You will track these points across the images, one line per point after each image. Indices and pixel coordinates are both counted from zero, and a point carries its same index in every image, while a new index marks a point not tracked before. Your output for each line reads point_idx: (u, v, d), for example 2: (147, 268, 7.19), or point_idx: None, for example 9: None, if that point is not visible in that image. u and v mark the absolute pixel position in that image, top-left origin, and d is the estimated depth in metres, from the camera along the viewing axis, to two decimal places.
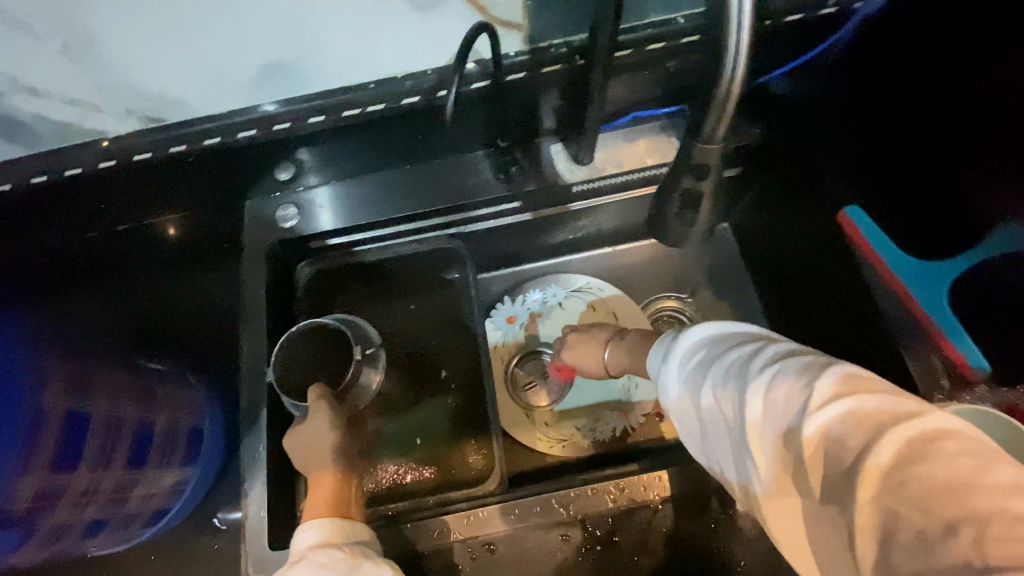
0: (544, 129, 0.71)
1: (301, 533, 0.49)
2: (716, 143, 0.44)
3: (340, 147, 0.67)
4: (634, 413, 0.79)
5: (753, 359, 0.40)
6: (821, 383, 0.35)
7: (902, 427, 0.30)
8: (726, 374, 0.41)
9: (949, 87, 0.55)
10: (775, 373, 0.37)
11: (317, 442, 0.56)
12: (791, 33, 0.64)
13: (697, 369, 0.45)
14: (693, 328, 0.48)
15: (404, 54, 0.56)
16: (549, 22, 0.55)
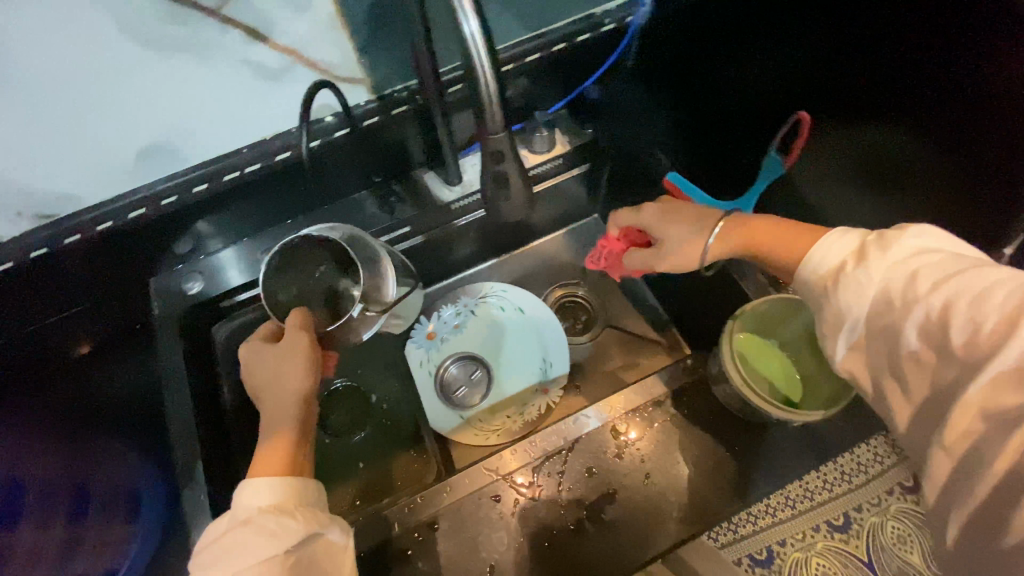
0: (417, 162, 0.82)
1: (251, 489, 0.51)
2: None
3: (235, 213, 0.75)
4: (553, 389, 0.88)
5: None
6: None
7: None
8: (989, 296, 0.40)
9: (926, 88, 0.48)
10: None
11: (279, 373, 0.58)
12: (591, 48, 0.80)
13: (936, 273, 0.43)
14: (913, 240, 0.46)
15: (269, 118, 0.65)
16: (384, 69, 0.66)
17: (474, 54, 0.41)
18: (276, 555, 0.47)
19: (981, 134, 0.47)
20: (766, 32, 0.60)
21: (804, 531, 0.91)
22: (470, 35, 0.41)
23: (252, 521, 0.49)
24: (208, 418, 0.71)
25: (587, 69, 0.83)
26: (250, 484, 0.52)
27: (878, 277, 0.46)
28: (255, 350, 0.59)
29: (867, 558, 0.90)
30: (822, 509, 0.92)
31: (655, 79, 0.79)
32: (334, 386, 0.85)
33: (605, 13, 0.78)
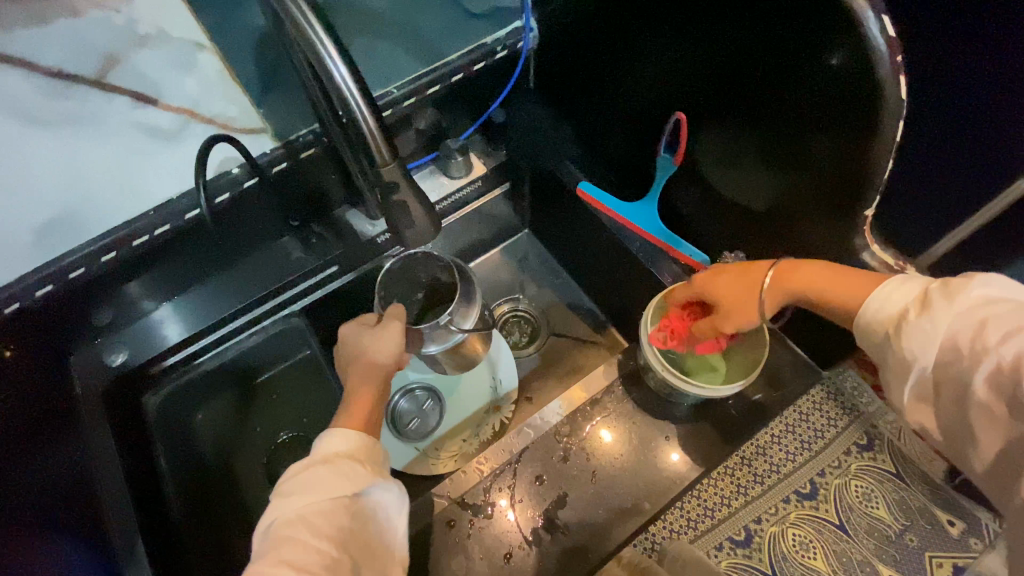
0: (338, 202, 0.83)
1: (328, 437, 0.58)
2: (391, 165, 0.53)
3: (160, 275, 0.73)
4: (505, 405, 0.88)
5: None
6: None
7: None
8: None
9: (798, 68, 0.52)
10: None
11: (365, 351, 0.63)
12: (490, 76, 0.81)
13: (1004, 323, 0.47)
14: (978, 283, 0.49)
15: (169, 177, 0.63)
16: (283, 115, 0.68)
17: (345, 92, 0.50)
18: (344, 496, 0.54)
19: (843, 131, 0.52)
20: (652, 39, 0.65)
21: (775, 503, 0.75)
22: (340, 75, 0.50)
23: (333, 461, 0.56)
24: (145, 496, 0.70)
25: (490, 95, 0.85)
26: (333, 432, 0.58)
27: (945, 330, 0.50)
28: (353, 330, 0.66)
29: (851, 527, 0.74)
30: (788, 478, 0.76)
31: (566, 93, 0.83)
32: (281, 438, 0.83)
33: (496, 40, 0.78)
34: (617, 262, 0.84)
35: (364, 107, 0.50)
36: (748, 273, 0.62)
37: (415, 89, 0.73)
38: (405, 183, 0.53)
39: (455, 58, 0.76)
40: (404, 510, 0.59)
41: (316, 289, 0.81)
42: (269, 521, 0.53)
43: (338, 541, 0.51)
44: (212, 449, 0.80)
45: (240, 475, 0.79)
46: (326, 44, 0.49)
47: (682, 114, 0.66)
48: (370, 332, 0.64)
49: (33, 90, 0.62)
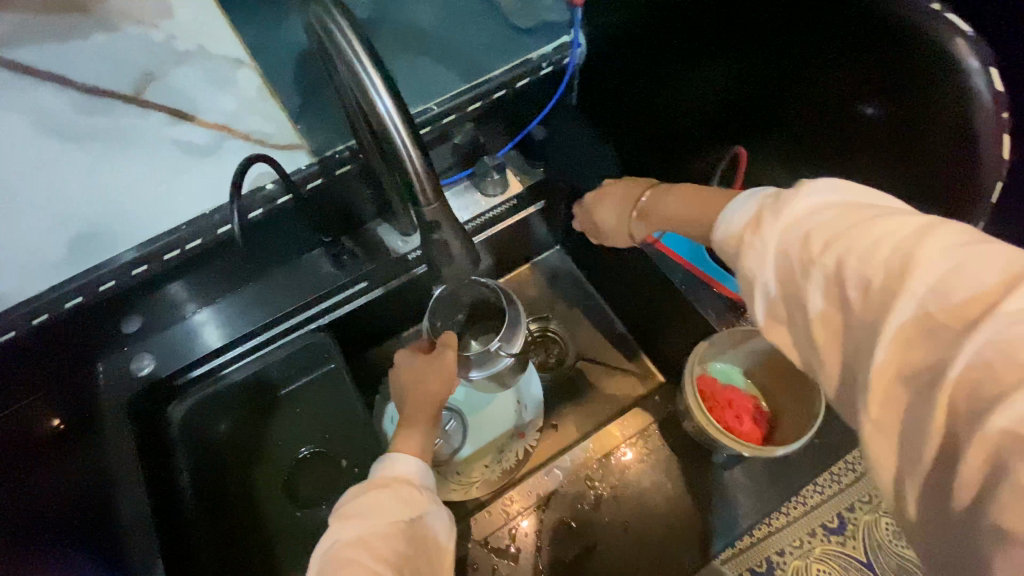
0: (369, 216, 0.81)
1: (383, 463, 0.58)
2: (433, 202, 0.49)
3: (201, 280, 0.72)
4: (529, 432, 0.85)
5: (926, 236, 0.35)
6: (993, 284, 0.32)
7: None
8: (870, 252, 0.37)
9: (877, 94, 0.49)
10: (961, 258, 0.33)
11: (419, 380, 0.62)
12: (530, 93, 0.78)
13: (832, 229, 0.40)
14: (820, 186, 0.43)
15: (202, 192, 0.61)
16: (320, 132, 0.66)
17: (389, 126, 0.48)
18: (401, 519, 0.52)
19: (914, 162, 0.50)
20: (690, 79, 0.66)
21: (801, 537, 0.85)
22: (384, 108, 0.48)
23: (392, 484, 0.55)
24: (165, 516, 0.69)
25: (530, 110, 0.81)
26: (393, 456, 0.58)
27: (779, 243, 0.43)
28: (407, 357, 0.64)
29: (866, 557, 0.85)
30: (818, 512, 0.86)
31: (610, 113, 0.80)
32: (301, 453, 0.82)
33: (541, 56, 0.74)
34: (655, 291, 0.80)
35: (410, 146, 0.48)
36: (632, 192, 0.65)
37: (454, 107, 0.71)
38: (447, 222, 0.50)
39: (498, 74, 0.73)
40: (450, 543, 0.57)
41: (343, 302, 0.79)
42: (327, 544, 0.51)
43: (398, 563, 0.49)
44: (232, 463, 0.78)
45: (260, 493, 0.78)
46: (374, 77, 0.48)
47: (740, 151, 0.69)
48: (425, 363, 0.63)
49: (70, 105, 0.61)
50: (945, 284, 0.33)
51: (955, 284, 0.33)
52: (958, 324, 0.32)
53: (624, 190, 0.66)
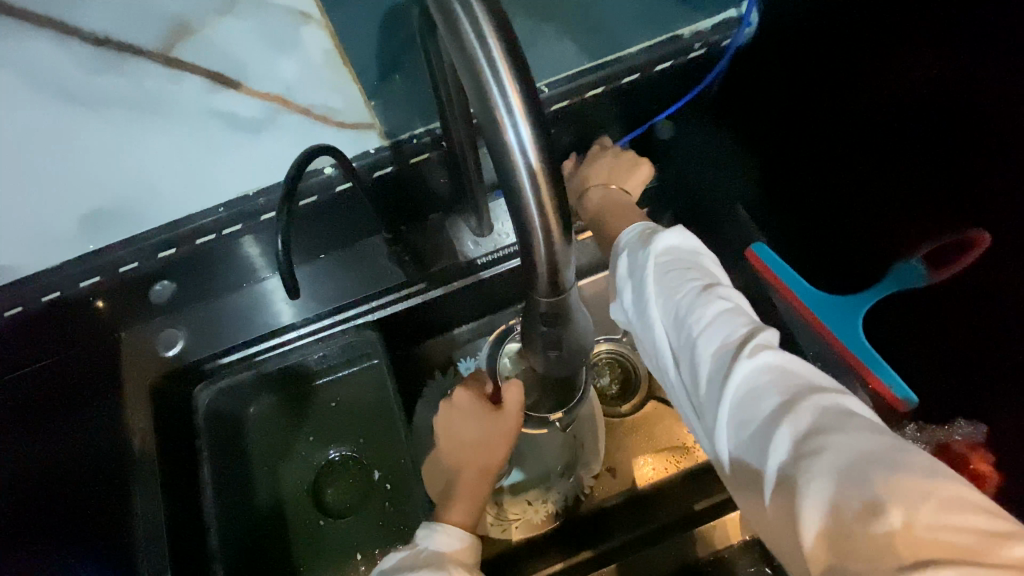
0: (440, 204, 0.67)
1: (429, 533, 0.51)
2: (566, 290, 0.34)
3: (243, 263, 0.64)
4: (583, 477, 0.75)
5: (716, 291, 0.47)
6: (751, 338, 0.43)
7: (814, 399, 0.38)
8: (677, 293, 0.48)
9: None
10: (727, 312, 0.45)
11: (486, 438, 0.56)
12: (666, 80, 0.63)
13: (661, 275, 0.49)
14: (675, 233, 0.51)
15: (245, 172, 0.52)
16: (401, 112, 0.53)
17: (518, 169, 0.30)
18: None
19: None
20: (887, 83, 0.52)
21: None
22: (514, 147, 0.29)
23: (444, 567, 0.47)
24: (185, 525, 0.61)
25: (663, 100, 0.66)
26: (446, 530, 0.51)
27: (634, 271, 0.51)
28: (473, 406, 0.57)
29: None
30: None
31: (769, 116, 0.67)
32: (331, 456, 0.74)
33: (695, 33, 0.60)
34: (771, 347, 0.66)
35: (546, 208, 0.30)
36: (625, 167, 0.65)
37: (574, 89, 0.58)
38: (570, 315, 0.35)
39: (634, 52, 0.59)
40: None
41: (396, 304, 0.67)
42: None
43: None
44: (260, 452, 0.73)
45: (285, 497, 0.72)
46: (512, 99, 0.29)
47: (982, 232, 0.46)
48: (490, 416, 0.56)
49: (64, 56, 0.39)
50: (715, 328, 0.45)
51: (722, 329, 0.44)
52: (722, 358, 0.43)
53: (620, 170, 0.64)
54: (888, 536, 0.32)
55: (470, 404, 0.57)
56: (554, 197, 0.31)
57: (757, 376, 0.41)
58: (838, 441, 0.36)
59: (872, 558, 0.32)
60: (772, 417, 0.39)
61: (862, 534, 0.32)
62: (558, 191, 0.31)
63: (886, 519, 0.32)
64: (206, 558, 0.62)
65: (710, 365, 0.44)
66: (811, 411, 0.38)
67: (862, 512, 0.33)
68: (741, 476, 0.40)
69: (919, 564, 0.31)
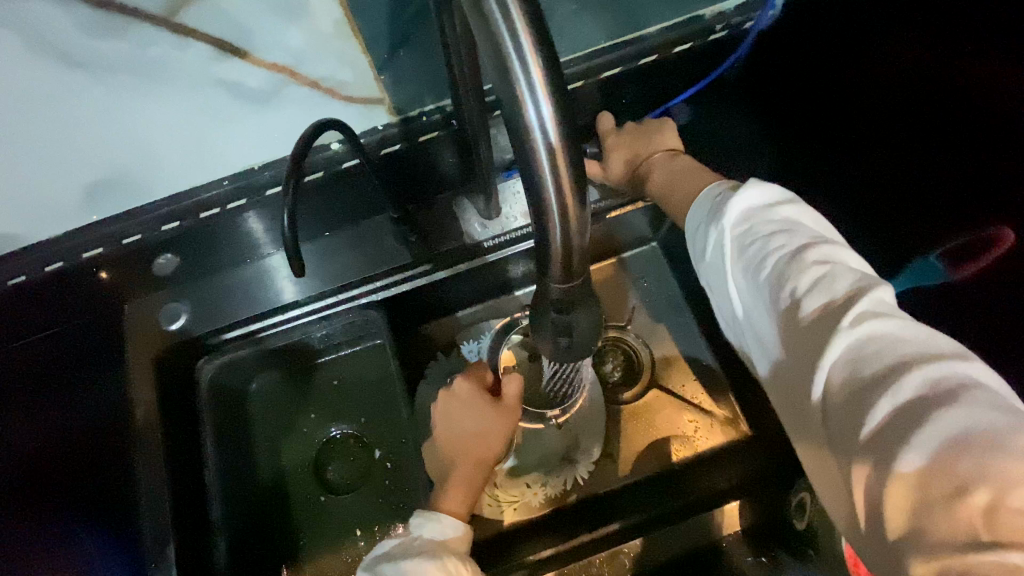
0: (447, 185, 0.66)
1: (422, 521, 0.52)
2: (573, 280, 0.33)
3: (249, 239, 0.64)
4: (582, 463, 0.75)
5: (810, 253, 0.44)
6: (853, 303, 0.40)
7: (926, 368, 0.37)
8: (767, 258, 0.45)
9: None
10: (826, 276, 0.42)
11: (481, 427, 0.58)
12: (685, 62, 0.62)
13: (744, 240, 0.47)
14: (759, 191, 0.48)
15: (248, 145, 0.50)
16: (411, 89, 0.52)
17: (536, 150, 0.29)
18: None
19: None
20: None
21: None
22: (533, 125, 0.28)
23: (440, 556, 0.49)
24: (187, 500, 0.61)
25: (679, 83, 0.65)
26: (443, 519, 0.52)
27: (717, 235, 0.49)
28: (471, 396, 0.59)
29: None
30: None
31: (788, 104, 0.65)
32: (333, 433, 0.74)
33: (717, 14, 0.58)
34: None
35: (564, 190, 0.29)
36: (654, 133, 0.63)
37: (589, 71, 0.57)
38: (582, 303, 0.34)
39: (652, 33, 0.57)
40: None
41: (400, 284, 0.66)
42: None
43: None
44: (262, 427, 0.73)
45: (286, 473, 0.72)
46: (535, 77, 0.28)
47: (1008, 232, 0.48)
48: (488, 405, 0.58)
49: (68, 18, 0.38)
50: (813, 295, 0.42)
51: (821, 296, 0.42)
52: (820, 325, 0.41)
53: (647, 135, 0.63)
54: (974, 513, 0.32)
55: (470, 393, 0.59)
56: (573, 179, 0.30)
57: (860, 344, 0.39)
58: (946, 414, 0.35)
59: (952, 530, 0.33)
60: (871, 389, 0.38)
61: (945, 507, 0.33)
62: (578, 174, 0.30)
63: (975, 497, 0.32)
64: (210, 528, 0.64)
65: (807, 333, 0.42)
66: (919, 382, 0.37)
67: (950, 489, 0.33)
68: (828, 440, 0.40)
69: (995, 543, 0.31)
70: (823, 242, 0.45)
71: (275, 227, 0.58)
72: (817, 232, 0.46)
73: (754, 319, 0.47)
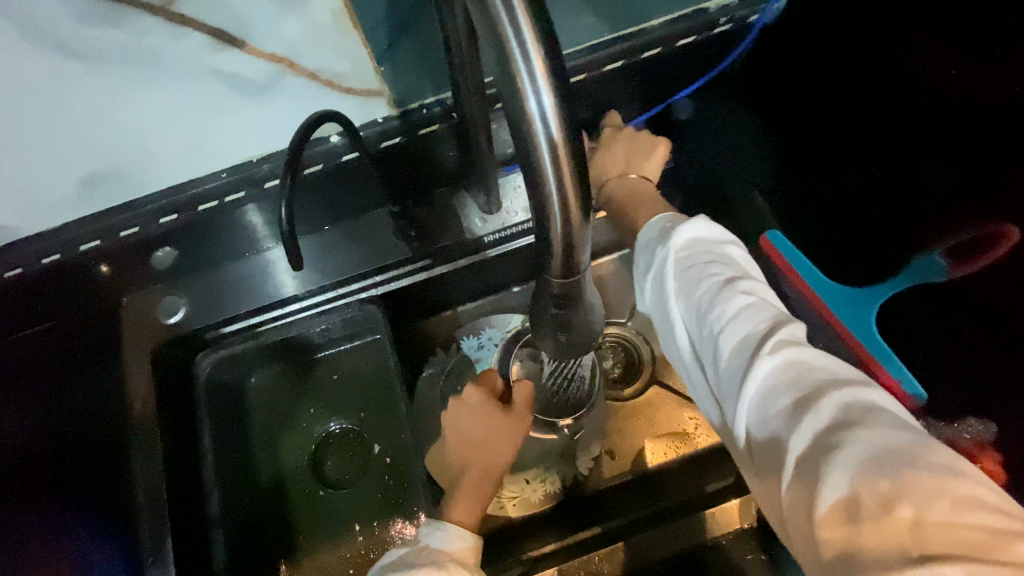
0: (448, 179, 0.66)
1: (432, 534, 0.52)
2: (578, 275, 0.33)
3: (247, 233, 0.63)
4: (582, 459, 0.75)
5: (736, 286, 0.44)
6: (774, 332, 0.41)
7: (839, 394, 0.37)
8: (697, 290, 0.46)
9: None
10: (750, 306, 0.43)
11: (490, 437, 0.57)
12: (689, 55, 0.61)
13: (678, 270, 0.48)
14: (693, 226, 0.49)
15: (249, 138, 0.50)
16: (412, 81, 0.51)
17: (537, 141, 0.28)
18: None
19: None
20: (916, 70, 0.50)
21: None
22: (533, 116, 0.28)
23: (445, 566, 0.47)
24: (184, 495, 0.61)
25: (684, 77, 0.64)
26: (450, 530, 0.52)
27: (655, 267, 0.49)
28: (479, 404, 0.58)
29: None
30: None
31: (791, 99, 0.64)
32: (331, 429, 0.74)
33: (721, 7, 0.58)
34: None
35: (565, 183, 0.29)
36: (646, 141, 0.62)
37: (595, 63, 0.56)
38: (582, 299, 0.34)
39: (657, 25, 0.57)
40: None
41: (399, 280, 0.66)
42: None
43: None
44: (260, 422, 0.72)
45: (284, 468, 0.72)
46: (536, 66, 0.27)
47: (1011, 228, 0.45)
48: (498, 415, 0.57)
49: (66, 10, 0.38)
50: (737, 323, 0.43)
51: (744, 324, 0.42)
52: (742, 355, 0.42)
53: (641, 145, 0.62)
54: (901, 527, 0.32)
55: (480, 402, 0.58)
56: (573, 171, 0.29)
57: (777, 373, 0.39)
58: (859, 436, 0.34)
59: (881, 548, 0.32)
60: (791, 414, 0.37)
61: (872, 525, 0.32)
62: (578, 166, 0.29)
63: (900, 513, 0.32)
64: (206, 524, 0.64)
65: (730, 363, 0.42)
66: (834, 408, 0.36)
67: (876, 506, 0.32)
68: (762, 469, 0.39)
69: (927, 557, 0.31)
70: (748, 277, 0.46)
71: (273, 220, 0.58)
72: (744, 268, 0.47)
73: (688, 349, 0.47)
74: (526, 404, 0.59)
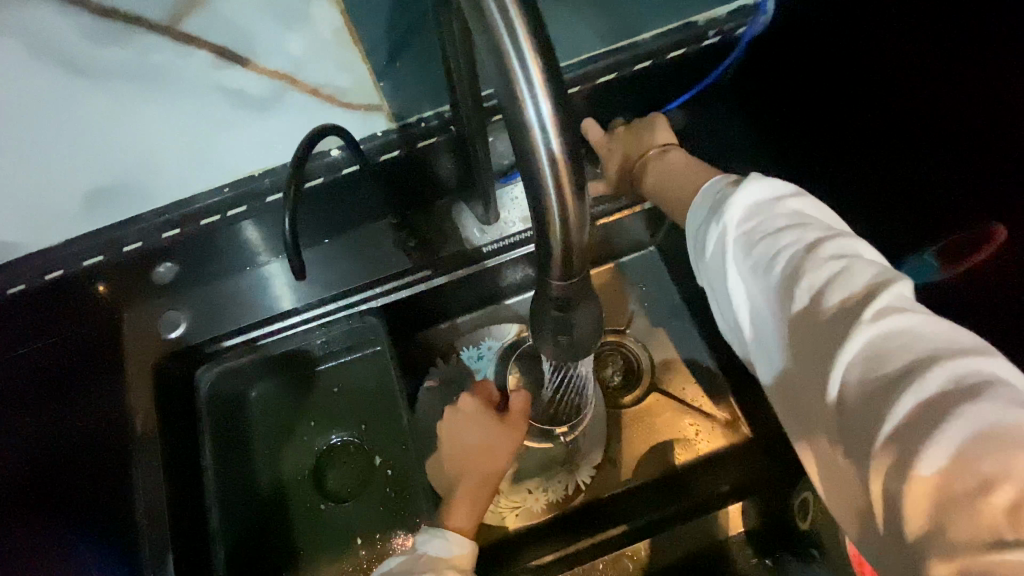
0: (446, 190, 0.67)
1: (428, 541, 0.51)
2: (576, 275, 0.33)
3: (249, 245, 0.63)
4: (584, 467, 0.75)
5: (822, 249, 0.41)
6: (873, 298, 0.38)
7: (947, 364, 0.34)
8: (775, 258, 0.42)
9: None
10: (842, 269, 0.39)
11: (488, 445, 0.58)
12: (680, 67, 0.63)
13: (747, 242, 0.44)
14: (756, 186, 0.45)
15: (253, 153, 0.51)
16: (410, 95, 0.52)
17: (536, 149, 0.29)
18: None
19: None
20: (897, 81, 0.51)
21: None
22: (533, 123, 0.29)
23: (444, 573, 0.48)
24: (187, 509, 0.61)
25: (673, 89, 0.66)
26: (449, 537, 0.52)
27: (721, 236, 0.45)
28: (476, 415, 0.59)
29: None
30: None
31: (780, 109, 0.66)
32: (332, 441, 0.73)
33: (710, 20, 0.59)
34: None
35: (564, 189, 0.30)
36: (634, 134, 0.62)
37: (586, 76, 0.58)
38: (583, 300, 0.35)
39: (649, 39, 0.58)
40: None
41: (400, 292, 0.66)
42: None
43: None
44: (261, 438, 0.72)
45: (285, 482, 0.71)
46: (535, 76, 0.28)
47: (1000, 226, 0.44)
48: (495, 424, 0.58)
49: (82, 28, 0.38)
50: (832, 291, 0.39)
51: (839, 290, 0.39)
52: (839, 325, 0.38)
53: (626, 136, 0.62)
54: (995, 513, 0.30)
55: (477, 410, 0.59)
56: (572, 178, 0.30)
57: (880, 343, 0.36)
58: (971, 411, 0.32)
59: (975, 535, 0.30)
60: (889, 386, 0.35)
61: (967, 506, 0.31)
62: (578, 172, 0.30)
63: (997, 496, 0.30)
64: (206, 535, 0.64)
65: (825, 334, 0.38)
66: (942, 379, 0.34)
67: (974, 485, 0.31)
68: (847, 442, 0.37)
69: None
70: (835, 236, 0.42)
71: (274, 233, 0.59)
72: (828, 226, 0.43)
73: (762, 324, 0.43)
74: (524, 414, 0.59)
